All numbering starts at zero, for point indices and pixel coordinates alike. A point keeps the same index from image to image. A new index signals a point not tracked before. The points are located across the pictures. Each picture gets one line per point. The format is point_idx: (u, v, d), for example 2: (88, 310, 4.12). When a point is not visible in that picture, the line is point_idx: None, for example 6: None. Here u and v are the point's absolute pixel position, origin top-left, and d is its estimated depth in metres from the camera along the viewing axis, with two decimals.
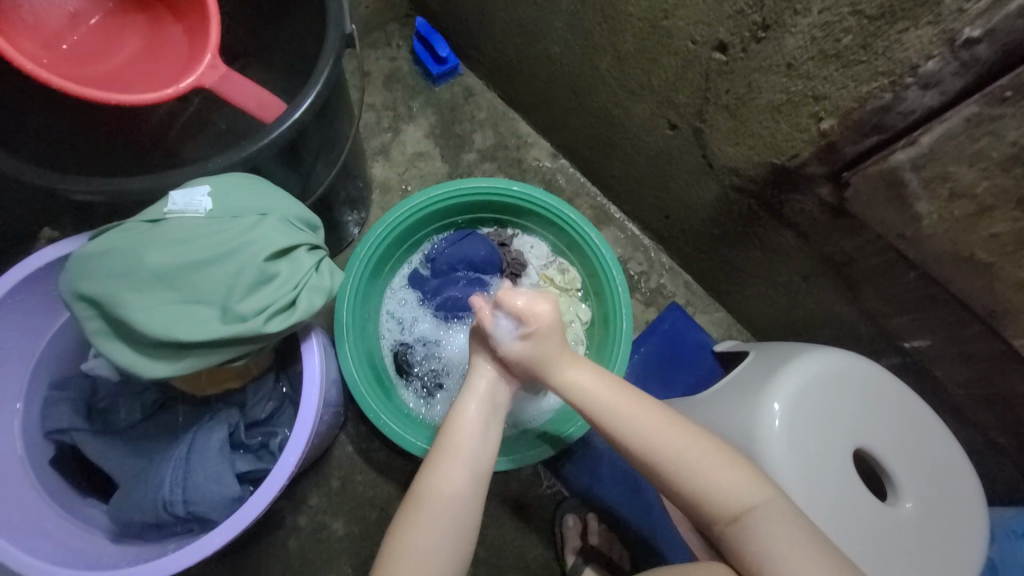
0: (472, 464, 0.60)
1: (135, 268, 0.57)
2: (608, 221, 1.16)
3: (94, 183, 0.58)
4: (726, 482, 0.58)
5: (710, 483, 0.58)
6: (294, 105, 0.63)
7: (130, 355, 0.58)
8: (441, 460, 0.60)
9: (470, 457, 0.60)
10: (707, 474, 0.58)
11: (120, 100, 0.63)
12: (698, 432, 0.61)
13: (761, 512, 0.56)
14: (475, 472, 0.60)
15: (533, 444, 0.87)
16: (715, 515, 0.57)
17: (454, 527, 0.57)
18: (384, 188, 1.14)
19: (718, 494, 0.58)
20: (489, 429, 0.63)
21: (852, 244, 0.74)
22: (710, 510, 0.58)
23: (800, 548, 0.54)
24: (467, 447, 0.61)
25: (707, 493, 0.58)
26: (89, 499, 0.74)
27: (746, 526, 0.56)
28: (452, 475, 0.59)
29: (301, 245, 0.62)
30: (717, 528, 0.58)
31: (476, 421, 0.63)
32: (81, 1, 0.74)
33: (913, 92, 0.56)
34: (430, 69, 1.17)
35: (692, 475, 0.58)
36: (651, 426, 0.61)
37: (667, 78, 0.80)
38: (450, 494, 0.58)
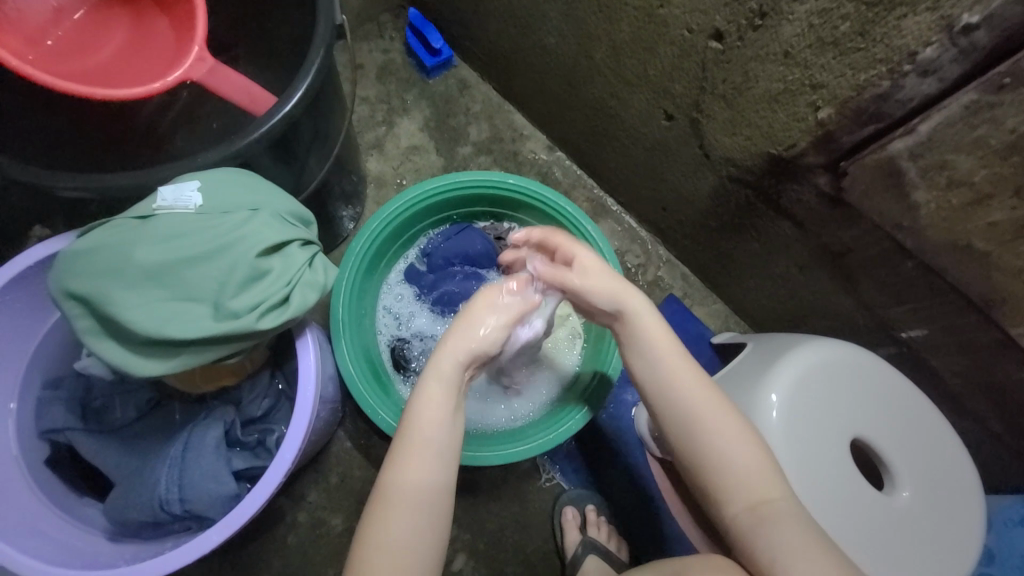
0: (437, 455, 0.58)
1: (126, 265, 0.56)
2: (605, 214, 1.15)
3: (83, 180, 0.57)
4: (758, 472, 0.59)
5: (741, 466, 0.60)
6: (284, 98, 0.62)
7: (121, 353, 0.57)
8: (405, 451, 0.58)
9: (437, 451, 0.58)
10: (738, 460, 0.60)
11: (107, 94, 0.62)
12: (737, 419, 0.63)
13: (779, 506, 0.57)
14: (442, 460, 0.58)
15: (588, 393, 0.88)
16: (735, 498, 0.59)
17: (423, 525, 0.56)
18: (378, 182, 1.13)
19: (747, 478, 0.59)
20: (456, 417, 0.60)
21: (850, 234, 0.74)
22: (731, 493, 0.59)
23: (810, 544, 0.54)
24: (432, 439, 0.58)
25: (733, 474, 0.59)
26: (86, 499, 0.74)
27: (764, 517, 0.57)
28: (420, 469, 0.57)
29: (294, 241, 0.61)
30: (732, 512, 0.59)
31: (440, 407, 0.59)
32: None
33: (911, 80, 0.56)
34: (424, 61, 1.16)
35: (726, 457, 0.60)
36: (704, 404, 0.63)
37: (663, 68, 0.79)
38: (417, 486, 0.57)
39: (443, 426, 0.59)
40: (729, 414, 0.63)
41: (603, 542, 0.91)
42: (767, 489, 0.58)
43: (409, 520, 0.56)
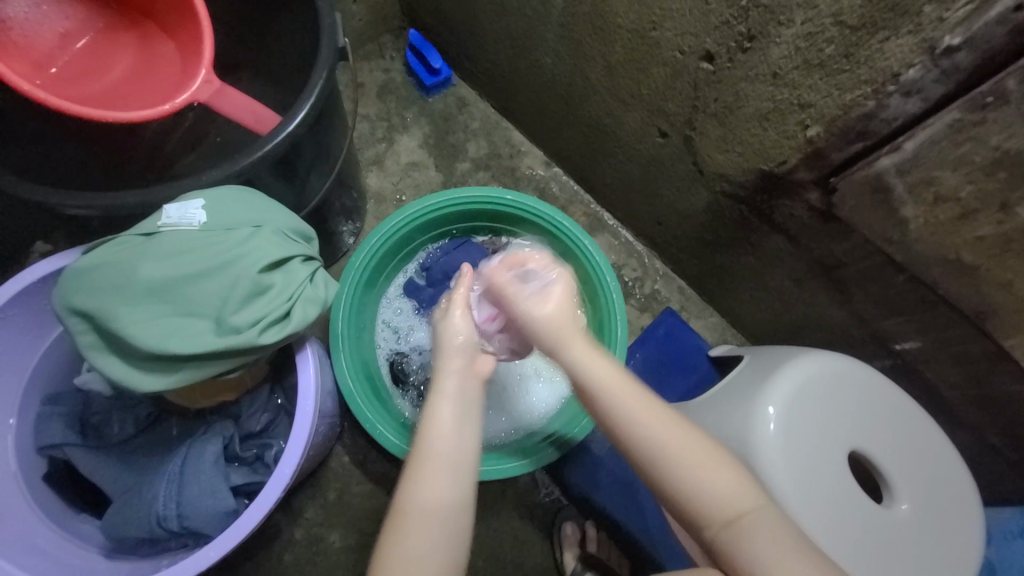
0: (450, 467, 0.58)
1: (129, 281, 0.57)
2: (602, 228, 1.17)
3: (90, 198, 0.59)
4: (722, 485, 0.58)
5: (704, 484, 0.57)
6: (288, 117, 0.63)
7: (122, 368, 0.57)
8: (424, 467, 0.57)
9: (450, 465, 0.58)
10: (700, 478, 0.58)
11: (115, 116, 0.64)
12: (693, 433, 0.60)
13: (755, 517, 0.56)
14: (459, 476, 0.58)
15: (545, 445, 0.87)
16: (708, 519, 0.57)
17: (443, 546, 0.55)
18: (378, 197, 1.15)
19: (712, 494, 0.57)
20: (468, 429, 0.60)
21: (842, 248, 0.75)
22: (701, 513, 0.57)
23: (794, 554, 0.53)
24: (445, 453, 0.58)
25: (703, 494, 0.57)
26: (82, 515, 0.73)
27: (735, 534, 0.55)
28: (435, 487, 0.56)
29: (296, 256, 0.62)
30: (709, 533, 0.57)
31: (450, 421, 0.60)
32: (71, 22, 0.74)
33: (896, 99, 0.58)
34: (424, 80, 1.18)
35: (687, 477, 0.58)
36: (650, 423, 0.60)
37: (656, 87, 0.81)
38: (433, 506, 0.56)
39: (455, 440, 0.59)
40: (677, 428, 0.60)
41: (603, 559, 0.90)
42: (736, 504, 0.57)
43: (430, 539, 0.54)
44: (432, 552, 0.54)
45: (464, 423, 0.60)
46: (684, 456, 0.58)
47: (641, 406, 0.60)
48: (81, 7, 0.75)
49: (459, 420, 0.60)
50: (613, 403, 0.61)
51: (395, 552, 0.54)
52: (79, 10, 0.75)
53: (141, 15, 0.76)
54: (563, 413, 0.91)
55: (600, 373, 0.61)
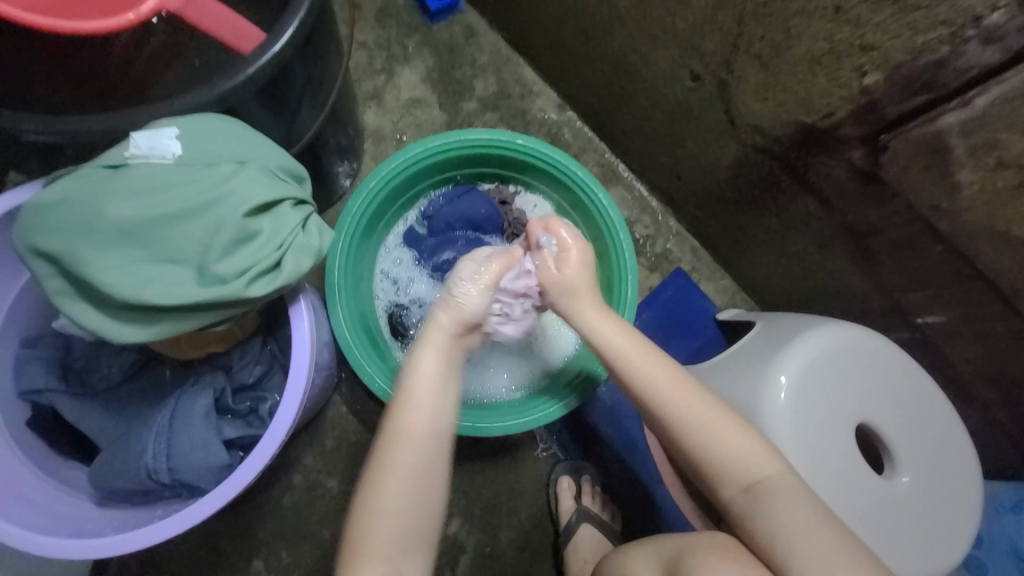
0: (437, 406, 0.60)
1: (97, 221, 0.51)
2: (616, 180, 1.10)
3: (51, 123, 0.52)
4: (748, 453, 0.59)
5: (728, 453, 0.59)
6: (272, 36, 0.55)
7: (97, 317, 0.53)
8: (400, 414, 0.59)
9: (428, 410, 0.59)
10: (725, 446, 0.59)
11: (86, 27, 0.56)
12: (709, 398, 0.62)
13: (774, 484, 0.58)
14: (435, 428, 0.59)
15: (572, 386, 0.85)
16: (726, 482, 0.59)
17: (416, 487, 0.57)
18: (376, 136, 1.06)
19: (737, 461, 0.59)
20: (448, 384, 0.62)
21: (878, 214, 0.70)
22: (723, 480, 0.59)
23: (815, 522, 0.55)
24: (424, 401, 0.60)
25: (725, 460, 0.59)
26: (71, 461, 0.72)
27: (759, 498, 0.57)
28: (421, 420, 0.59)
29: (285, 199, 0.56)
30: (727, 495, 0.59)
31: (432, 375, 0.61)
32: None
33: (973, 46, 0.50)
34: (428, 4, 1.06)
35: (709, 443, 0.60)
36: (664, 382, 0.63)
37: (694, 21, 0.71)
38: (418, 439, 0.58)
39: (441, 381, 0.61)
40: (698, 392, 0.62)
41: (596, 512, 0.92)
42: (759, 470, 0.59)
43: (416, 476, 0.57)
44: (414, 486, 0.57)
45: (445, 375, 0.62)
46: (706, 422, 0.60)
47: (669, 380, 0.63)
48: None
49: (444, 364, 0.62)
50: (630, 359, 0.64)
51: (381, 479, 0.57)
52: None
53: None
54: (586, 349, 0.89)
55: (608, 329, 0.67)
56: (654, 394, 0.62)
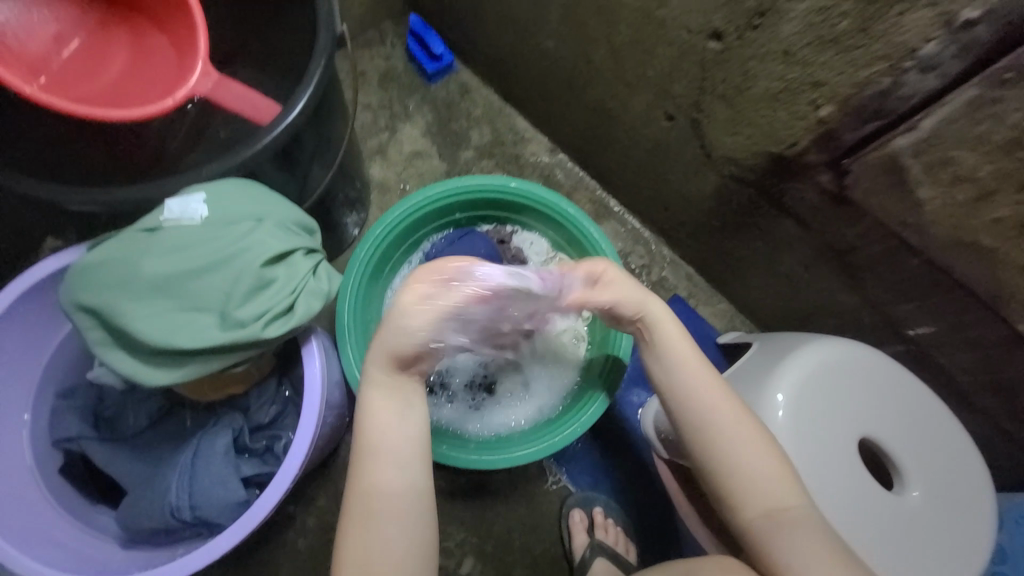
0: (401, 452, 0.60)
1: (133, 277, 0.57)
2: (608, 215, 1.15)
3: (94, 195, 0.59)
4: (773, 475, 0.60)
5: (754, 475, 0.60)
6: (287, 108, 0.63)
7: (131, 364, 0.58)
8: (367, 454, 0.59)
9: (398, 452, 0.60)
10: (750, 466, 0.61)
11: (130, 115, 0.64)
12: (746, 417, 0.64)
13: (794, 516, 0.58)
14: (405, 463, 0.60)
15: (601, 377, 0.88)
16: (750, 506, 0.60)
17: (396, 530, 0.58)
18: (382, 187, 1.14)
19: (761, 481, 0.60)
20: (408, 418, 0.61)
21: (854, 232, 0.73)
22: (746, 500, 0.60)
23: (828, 556, 0.55)
24: (390, 439, 0.60)
25: (751, 482, 0.60)
26: (98, 505, 0.75)
27: (781, 525, 0.57)
28: (386, 475, 0.59)
29: (298, 249, 0.62)
30: (748, 519, 0.59)
31: (389, 408, 0.60)
32: (61, 23, 0.72)
33: (912, 76, 0.55)
34: (426, 67, 1.16)
35: (738, 460, 0.61)
36: (712, 393, 0.65)
37: (664, 69, 0.79)
38: (393, 492, 0.58)
39: (399, 428, 0.60)
40: (742, 412, 0.64)
41: (611, 545, 0.91)
42: (780, 498, 0.59)
43: (394, 526, 0.58)
44: (391, 530, 0.57)
45: (408, 413, 0.61)
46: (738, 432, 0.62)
47: (714, 391, 0.65)
48: (68, 8, 0.72)
49: (398, 403, 0.60)
50: (690, 369, 0.67)
51: (357, 534, 0.57)
52: (68, 12, 0.73)
53: (130, 8, 0.74)
54: (597, 349, 0.93)
55: (677, 348, 0.68)
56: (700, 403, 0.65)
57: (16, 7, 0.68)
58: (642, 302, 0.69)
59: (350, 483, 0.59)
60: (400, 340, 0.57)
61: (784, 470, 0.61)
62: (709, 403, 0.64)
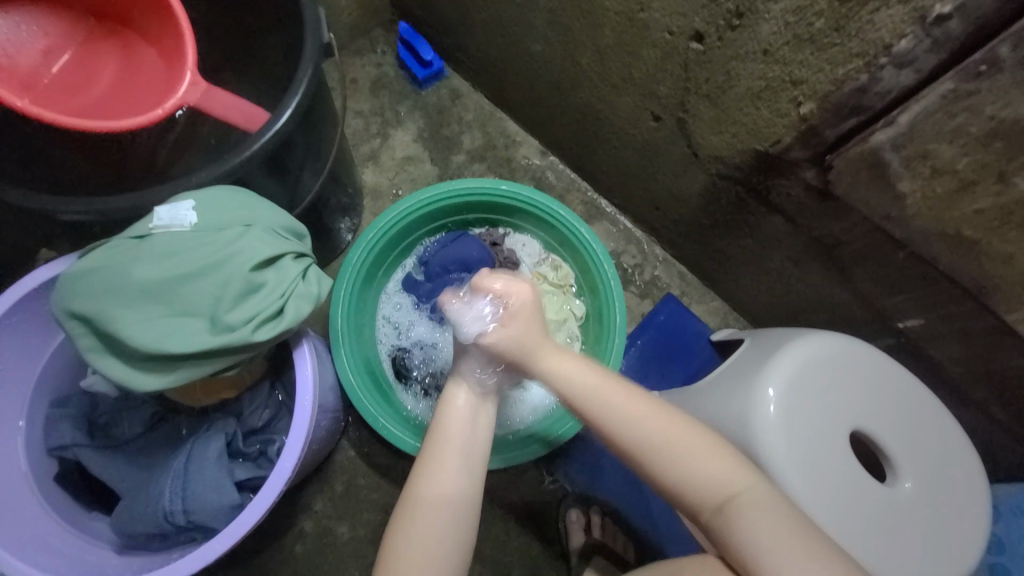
0: (466, 458, 0.61)
1: (123, 284, 0.58)
2: (600, 216, 1.16)
3: (84, 204, 0.59)
4: (712, 465, 0.57)
5: (691, 472, 0.57)
6: (276, 115, 0.64)
7: (122, 370, 0.59)
8: (435, 458, 0.61)
9: (463, 456, 0.61)
10: (692, 465, 0.57)
11: (120, 125, 0.65)
12: (671, 414, 0.61)
13: (744, 500, 0.55)
14: (468, 467, 0.61)
15: (524, 442, 0.88)
16: (702, 503, 0.57)
17: (450, 530, 0.57)
18: (375, 193, 1.15)
19: (704, 477, 0.57)
20: (478, 425, 0.64)
21: (840, 227, 0.74)
22: (696, 499, 0.57)
23: (788, 534, 0.53)
24: (458, 442, 0.62)
25: (697, 481, 0.57)
26: (93, 512, 0.76)
27: (731, 517, 0.55)
28: (448, 480, 0.59)
29: (287, 254, 0.63)
30: (704, 517, 0.57)
31: (462, 415, 0.64)
32: (51, 38, 0.73)
33: (888, 72, 0.56)
34: (416, 73, 1.18)
35: (678, 461, 0.58)
36: (626, 402, 0.61)
37: (648, 70, 0.80)
38: (451, 493, 0.59)
39: (468, 434, 0.63)
40: (661, 412, 0.61)
41: (608, 543, 0.91)
42: (726, 488, 0.56)
43: (450, 526, 0.57)
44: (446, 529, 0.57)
45: (475, 416, 0.64)
46: (670, 440, 0.58)
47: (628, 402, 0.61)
48: (56, 20, 0.73)
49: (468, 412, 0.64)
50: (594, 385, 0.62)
51: (413, 535, 0.57)
52: (57, 25, 0.73)
53: (119, 21, 0.75)
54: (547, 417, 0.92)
55: (571, 367, 0.63)
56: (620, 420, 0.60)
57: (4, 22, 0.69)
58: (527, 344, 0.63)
59: (412, 487, 0.59)
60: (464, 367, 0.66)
61: (724, 455, 0.58)
62: (625, 413, 0.60)
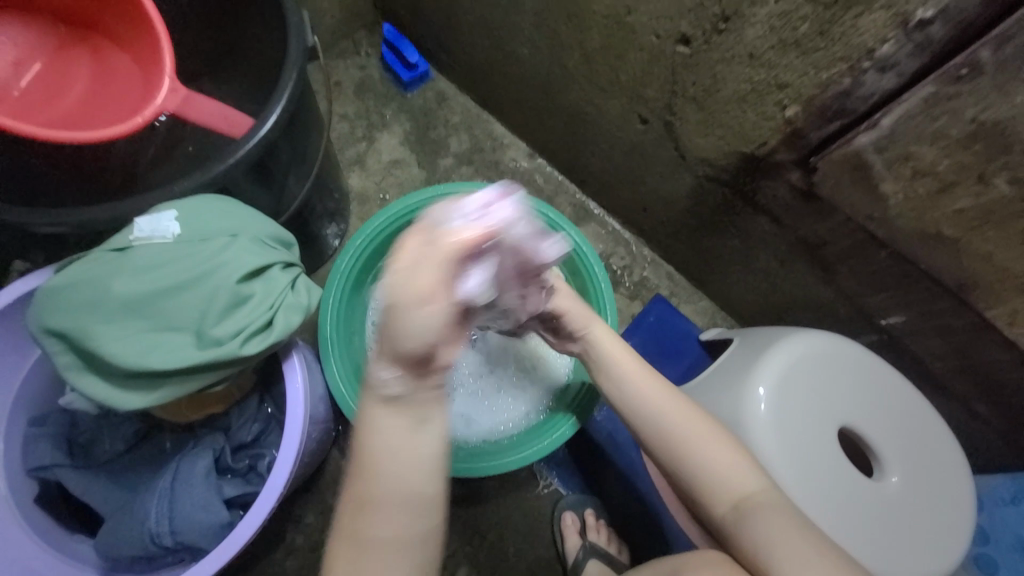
0: (406, 475, 0.46)
1: (104, 298, 0.56)
2: (589, 218, 1.16)
3: (60, 215, 0.57)
4: (732, 461, 0.61)
5: (717, 466, 0.60)
6: (260, 120, 0.62)
7: (104, 387, 0.57)
8: (361, 473, 0.47)
9: (400, 470, 0.46)
10: (707, 458, 0.61)
11: (97, 136, 0.63)
12: (697, 413, 0.65)
13: (759, 499, 0.58)
14: (411, 480, 0.46)
15: (575, 405, 0.89)
16: (716, 497, 0.60)
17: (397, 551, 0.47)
18: (361, 198, 1.13)
19: (718, 471, 0.60)
20: (423, 429, 0.46)
21: (824, 227, 0.75)
22: (714, 491, 0.60)
23: (795, 538, 0.54)
24: (388, 456, 0.46)
25: (714, 474, 0.60)
26: (76, 535, 0.73)
27: (746, 512, 0.57)
28: (377, 496, 0.47)
29: (275, 264, 0.62)
30: (719, 512, 0.59)
31: (396, 418, 0.45)
32: (19, 49, 0.71)
33: (871, 76, 0.57)
34: (401, 76, 1.16)
35: (698, 454, 0.61)
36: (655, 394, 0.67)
37: (635, 73, 0.80)
38: (390, 514, 0.47)
39: (399, 443, 0.46)
40: (686, 408, 0.65)
41: (605, 546, 0.91)
42: (742, 485, 0.59)
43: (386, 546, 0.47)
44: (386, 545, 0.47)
45: (405, 418, 0.45)
46: (691, 430, 0.63)
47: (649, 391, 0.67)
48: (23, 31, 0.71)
49: (399, 416, 0.45)
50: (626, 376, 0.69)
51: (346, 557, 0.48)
52: (27, 34, 0.71)
53: (87, 26, 0.72)
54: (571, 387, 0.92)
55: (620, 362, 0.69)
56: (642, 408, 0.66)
57: None
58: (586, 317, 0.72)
59: (342, 499, 0.50)
60: (405, 339, 0.40)
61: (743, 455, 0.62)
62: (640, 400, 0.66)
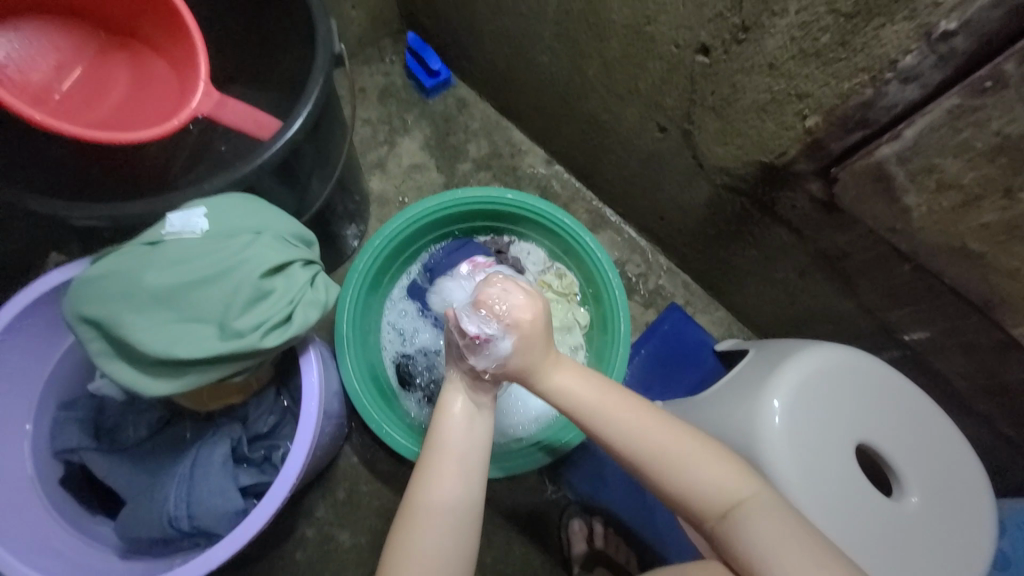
0: (463, 467, 0.60)
1: (134, 289, 0.59)
2: (604, 225, 1.17)
3: (96, 209, 0.60)
4: (721, 473, 0.58)
5: (701, 479, 0.58)
6: (287, 123, 0.65)
7: (132, 375, 0.59)
8: (433, 466, 0.59)
9: (458, 458, 0.60)
10: (693, 470, 0.58)
11: (136, 137, 0.66)
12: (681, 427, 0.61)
13: (750, 509, 0.56)
14: (464, 467, 0.60)
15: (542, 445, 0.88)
16: (706, 511, 0.57)
17: (452, 538, 0.57)
18: (381, 200, 1.16)
19: (706, 484, 0.57)
20: (478, 426, 0.63)
21: (845, 239, 0.74)
22: (703, 505, 0.57)
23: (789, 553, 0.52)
24: (453, 445, 0.61)
25: (700, 487, 0.57)
26: (97, 516, 0.76)
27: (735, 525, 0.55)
28: (444, 486, 0.58)
29: (296, 261, 0.64)
30: (709, 525, 0.57)
31: (460, 418, 0.62)
32: (60, 52, 0.75)
33: (894, 87, 0.56)
34: (423, 83, 1.19)
35: (683, 465, 0.58)
36: (630, 415, 0.61)
37: (653, 82, 0.81)
38: (450, 504, 0.58)
39: (465, 434, 0.61)
40: (664, 423, 0.60)
41: (613, 555, 0.92)
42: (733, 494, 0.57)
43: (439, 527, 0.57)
44: (440, 534, 0.57)
45: (475, 413, 0.63)
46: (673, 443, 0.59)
47: (620, 404, 0.61)
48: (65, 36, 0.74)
49: (467, 416, 0.62)
50: (589, 403, 0.61)
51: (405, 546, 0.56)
52: (70, 40, 0.75)
53: (127, 34, 0.76)
54: (556, 421, 0.91)
55: (580, 384, 0.62)
56: (616, 438, 0.60)
57: (15, 39, 0.71)
58: (533, 363, 0.61)
59: (407, 495, 0.59)
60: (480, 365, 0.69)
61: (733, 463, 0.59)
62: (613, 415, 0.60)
